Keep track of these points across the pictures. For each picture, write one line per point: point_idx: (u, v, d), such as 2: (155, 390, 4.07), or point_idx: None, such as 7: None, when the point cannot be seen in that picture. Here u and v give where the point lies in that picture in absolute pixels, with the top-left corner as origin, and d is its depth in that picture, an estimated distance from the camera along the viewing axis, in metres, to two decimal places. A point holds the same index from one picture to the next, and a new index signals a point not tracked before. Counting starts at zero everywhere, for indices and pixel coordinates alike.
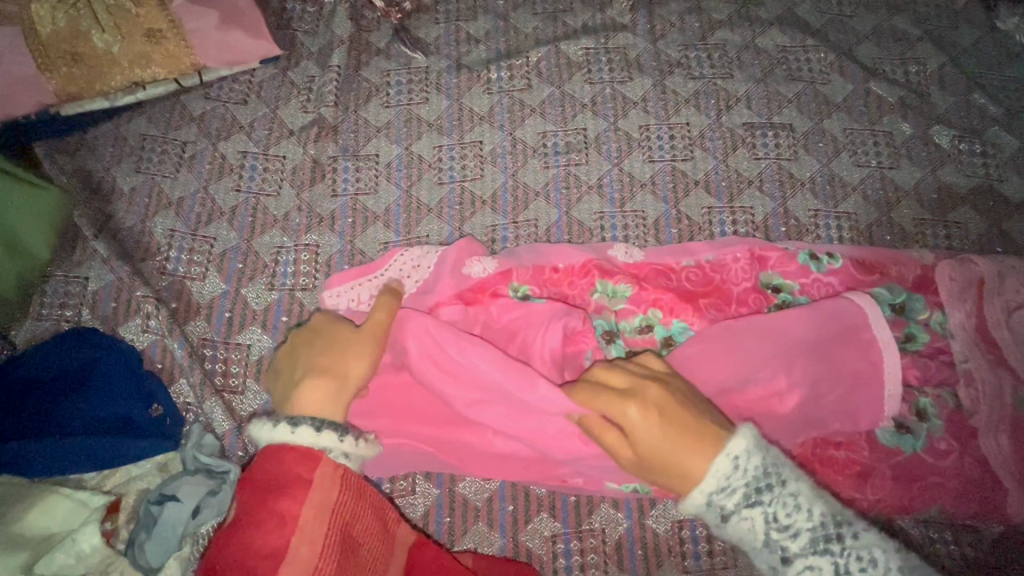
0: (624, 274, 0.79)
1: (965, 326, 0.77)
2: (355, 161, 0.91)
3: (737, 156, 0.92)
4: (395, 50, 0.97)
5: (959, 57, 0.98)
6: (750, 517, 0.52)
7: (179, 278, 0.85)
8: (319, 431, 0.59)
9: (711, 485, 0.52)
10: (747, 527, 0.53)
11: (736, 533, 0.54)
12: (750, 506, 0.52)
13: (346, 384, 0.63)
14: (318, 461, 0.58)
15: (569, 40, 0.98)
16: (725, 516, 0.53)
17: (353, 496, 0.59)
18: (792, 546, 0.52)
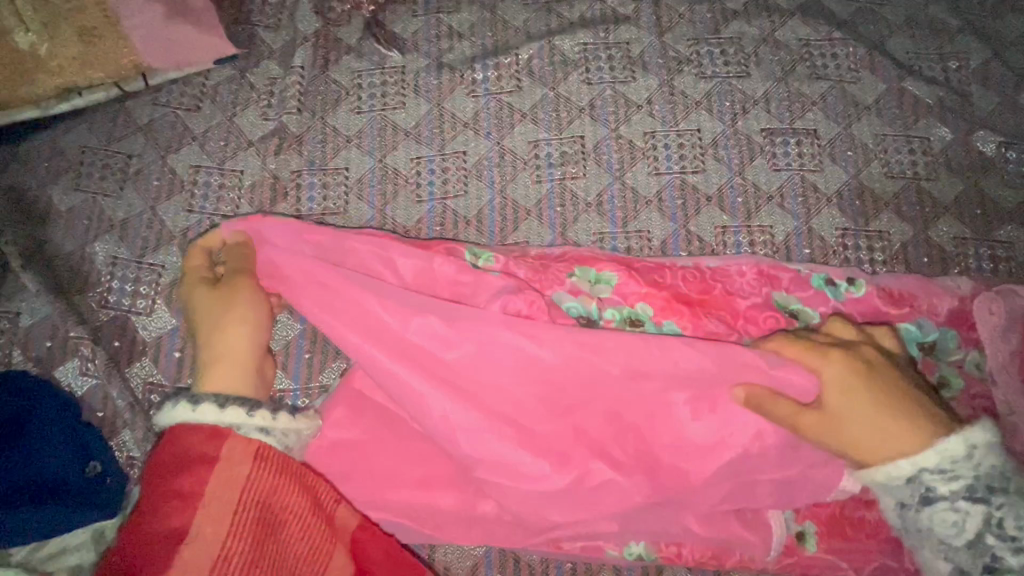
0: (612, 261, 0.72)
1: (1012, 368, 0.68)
2: (322, 175, 0.80)
3: (754, 166, 0.81)
4: (367, 47, 0.86)
5: (1005, 52, 0.86)
6: (964, 511, 0.51)
7: (122, 313, 0.75)
8: (223, 408, 0.54)
9: (931, 461, 0.51)
10: (947, 522, 0.52)
11: (929, 522, 0.53)
12: (960, 496, 0.51)
13: (231, 348, 0.60)
14: (223, 438, 0.53)
15: (565, 34, 0.87)
16: (926, 500, 0.52)
17: (271, 472, 0.54)
18: (1011, 560, 0.50)
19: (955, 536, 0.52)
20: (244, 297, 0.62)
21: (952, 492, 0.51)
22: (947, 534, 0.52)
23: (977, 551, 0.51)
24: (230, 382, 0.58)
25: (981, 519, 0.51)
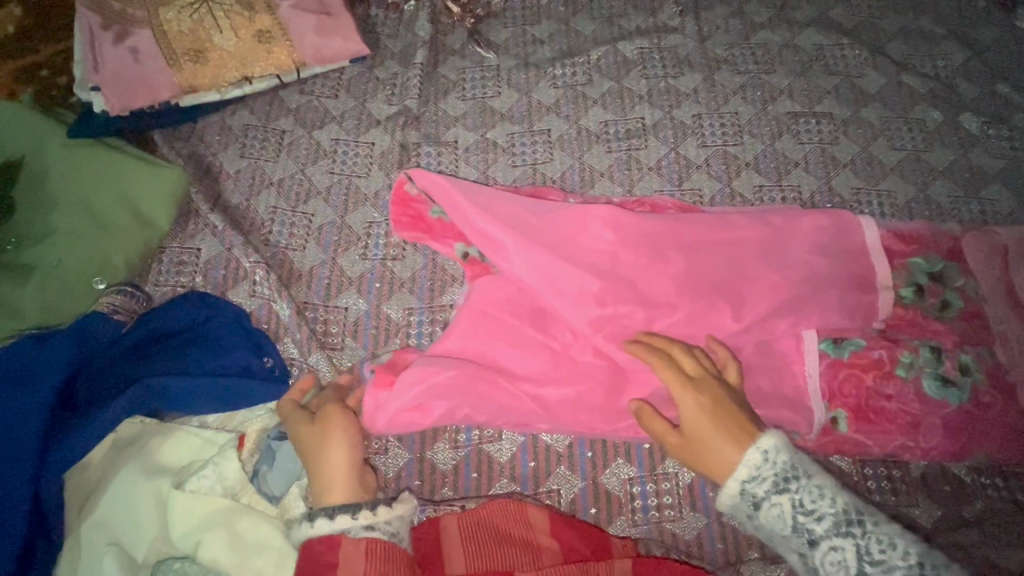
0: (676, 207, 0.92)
1: (996, 290, 0.87)
2: (436, 146, 1.01)
3: (782, 140, 1.01)
4: (469, 51, 1.08)
5: (982, 53, 1.07)
6: (779, 503, 0.66)
7: (281, 249, 0.94)
8: (332, 517, 0.65)
9: (743, 473, 0.67)
10: (775, 516, 0.66)
11: (767, 520, 0.67)
12: (774, 494, 0.66)
13: (327, 472, 0.69)
14: (340, 543, 0.64)
15: (625, 41, 1.09)
16: (812, 544, 0.65)
17: (379, 560, 0.64)
18: (819, 529, 0.64)
19: (786, 527, 0.66)
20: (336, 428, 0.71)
21: (772, 493, 0.66)
22: (780, 528, 0.66)
23: (802, 534, 0.65)
24: (334, 495, 0.68)
25: (811, 530, 0.65)
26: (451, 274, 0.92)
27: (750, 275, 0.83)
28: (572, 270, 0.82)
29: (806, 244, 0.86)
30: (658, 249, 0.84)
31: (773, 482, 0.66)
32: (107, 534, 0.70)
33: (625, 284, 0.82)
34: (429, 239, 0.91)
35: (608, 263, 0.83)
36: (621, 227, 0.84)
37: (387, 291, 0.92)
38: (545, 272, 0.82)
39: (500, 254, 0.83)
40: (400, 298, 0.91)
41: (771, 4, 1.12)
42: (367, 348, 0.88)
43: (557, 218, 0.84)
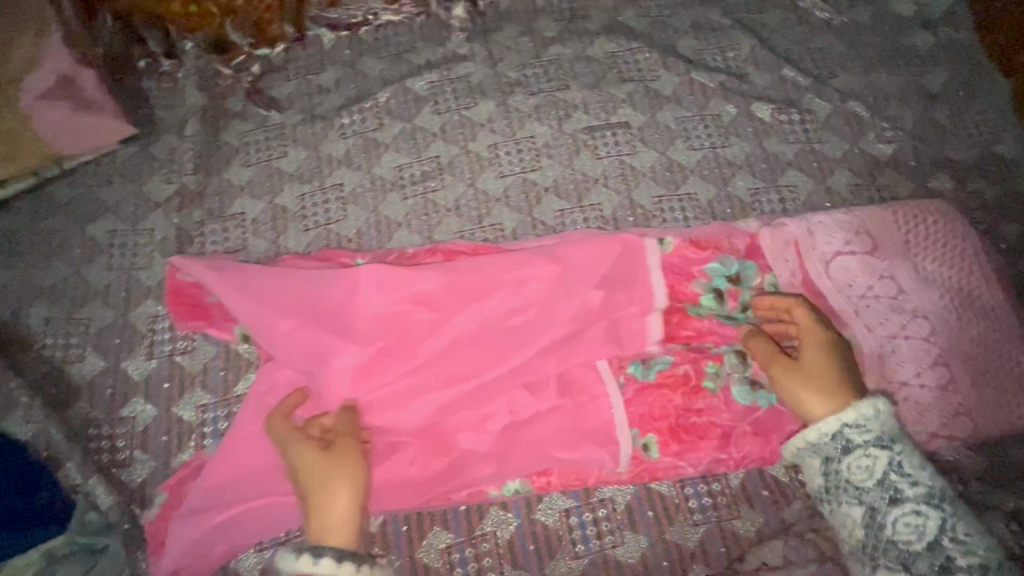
0: (467, 252, 0.88)
1: (791, 284, 0.87)
2: (222, 222, 0.95)
3: (581, 158, 0.99)
4: (250, 112, 1.02)
5: (769, 38, 1.07)
6: (874, 456, 0.65)
7: (58, 363, 0.87)
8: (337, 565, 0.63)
9: (849, 417, 0.66)
10: (860, 467, 0.65)
11: (849, 468, 0.66)
12: (878, 449, 0.65)
13: (337, 508, 0.67)
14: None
15: (414, 76, 1.04)
16: (893, 502, 0.63)
17: None
18: (908, 490, 0.62)
19: (869, 480, 0.64)
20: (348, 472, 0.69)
21: (871, 446, 0.65)
22: (861, 480, 0.65)
23: (886, 489, 0.63)
24: (321, 537, 0.66)
25: (897, 490, 0.63)
26: (244, 359, 0.87)
27: (538, 318, 0.80)
28: (345, 350, 0.74)
29: (592, 273, 0.83)
30: (440, 306, 0.78)
31: (877, 438, 0.65)
32: None
33: (407, 351, 0.76)
34: (209, 327, 0.85)
35: (391, 329, 0.76)
36: (399, 284, 0.76)
37: (177, 390, 0.86)
38: (320, 351, 0.74)
39: (272, 340, 0.77)
40: (192, 395, 0.85)
41: (561, 15, 1.09)
42: (159, 457, 0.82)
43: (329, 286, 0.76)
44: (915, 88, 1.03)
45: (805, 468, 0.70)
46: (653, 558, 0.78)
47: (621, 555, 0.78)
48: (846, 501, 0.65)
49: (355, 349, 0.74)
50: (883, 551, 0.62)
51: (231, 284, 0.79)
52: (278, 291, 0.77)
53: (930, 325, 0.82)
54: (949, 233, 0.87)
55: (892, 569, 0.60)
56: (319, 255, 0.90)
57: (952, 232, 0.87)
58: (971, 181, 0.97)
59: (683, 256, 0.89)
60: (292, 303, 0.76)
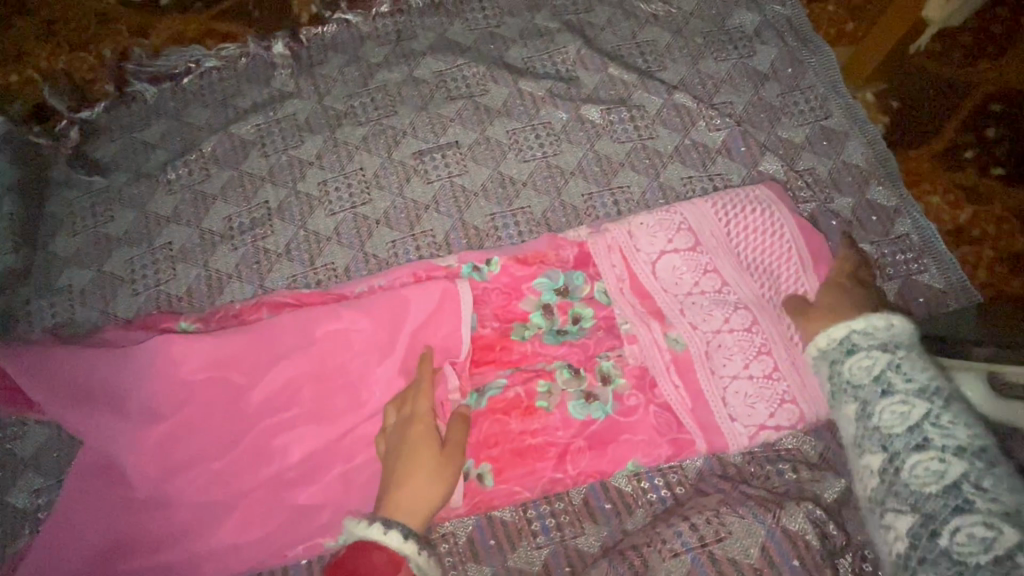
0: (290, 301, 0.88)
1: (620, 289, 0.86)
2: (50, 297, 0.93)
3: (411, 185, 0.97)
4: (74, 179, 1.00)
5: (596, 37, 1.06)
6: (874, 355, 0.63)
7: None
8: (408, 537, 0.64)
9: (857, 325, 0.66)
10: (861, 367, 0.63)
11: (850, 370, 0.64)
12: (874, 350, 0.63)
13: (417, 488, 0.70)
14: (400, 566, 0.63)
15: (240, 121, 1.02)
16: (919, 447, 0.57)
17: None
18: (960, 436, 0.55)
19: (865, 378, 0.63)
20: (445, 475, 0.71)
21: (912, 393, 0.59)
22: (891, 425, 0.59)
23: (879, 383, 0.61)
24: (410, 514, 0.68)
25: (893, 386, 0.61)
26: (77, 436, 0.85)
27: (347, 364, 0.82)
28: (152, 421, 0.77)
29: (402, 311, 0.83)
30: (247, 368, 0.81)
31: (882, 342, 0.64)
32: None
33: (220, 415, 0.79)
34: (29, 411, 0.83)
35: (204, 397, 0.80)
36: (206, 355, 0.80)
37: (9, 478, 0.84)
38: (133, 429, 0.77)
39: (83, 422, 0.77)
40: (25, 481, 0.84)
41: (386, 39, 1.07)
42: None
43: (134, 365, 0.79)
44: (743, 70, 1.02)
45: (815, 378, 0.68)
46: None
47: None
48: (843, 400, 0.64)
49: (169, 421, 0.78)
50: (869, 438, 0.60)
51: (41, 372, 0.79)
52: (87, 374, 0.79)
53: (751, 316, 0.81)
54: (766, 220, 0.87)
55: (901, 510, 0.55)
56: (146, 321, 0.89)
57: (769, 218, 0.87)
58: (802, 158, 0.96)
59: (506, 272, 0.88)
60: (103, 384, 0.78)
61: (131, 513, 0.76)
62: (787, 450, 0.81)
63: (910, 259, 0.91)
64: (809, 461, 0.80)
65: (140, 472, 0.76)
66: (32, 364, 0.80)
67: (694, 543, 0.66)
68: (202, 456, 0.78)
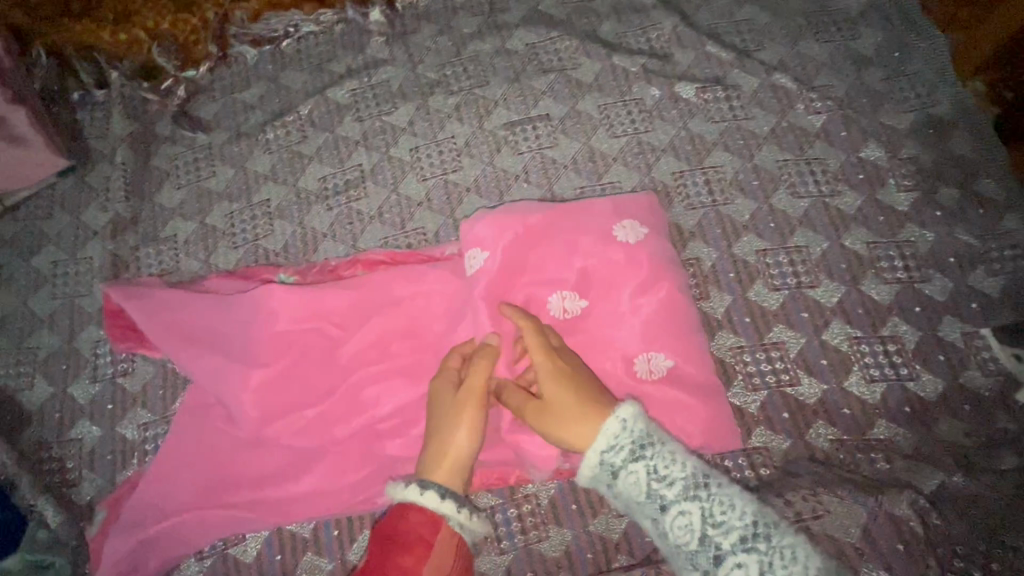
0: (383, 260, 0.90)
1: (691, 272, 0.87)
2: (155, 245, 0.98)
3: (501, 155, 0.98)
4: (179, 135, 1.04)
5: (692, 15, 1.04)
6: (635, 471, 0.60)
7: (9, 391, 0.91)
8: (443, 498, 0.64)
9: (602, 444, 0.61)
10: (680, 527, 0.58)
11: (624, 488, 0.61)
12: (686, 505, 0.58)
13: (444, 445, 0.68)
14: (438, 526, 0.63)
15: (335, 86, 1.05)
16: (717, 560, 0.56)
17: (446, 538, 0.63)
18: (724, 543, 0.56)
19: (639, 495, 0.60)
20: (470, 419, 0.68)
21: (684, 499, 0.58)
22: (682, 540, 0.58)
23: (654, 499, 0.59)
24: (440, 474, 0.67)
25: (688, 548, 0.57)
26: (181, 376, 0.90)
27: (440, 324, 0.84)
28: (254, 366, 0.81)
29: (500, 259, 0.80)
30: (344, 322, 0.84)
31: (684, 487, 0.59)
32: None
33: (315, 362, 0.82)
34: (144, 349, 0.90)
35: (300, 344, 0.82)
36: (304, 303, 0.84)
37: (119, 411, 0.89)
38: (234, 368, 0.80)
39: (191, 360, 0.82)
40: (134, 415, 0.89)
41: (479, 10, 1.08)
42: (105, 475, 0.86)
43: (241, 310, 0.83)
44: (847, 53, 0.99)
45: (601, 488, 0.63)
46: (576, 551, 0.78)
47: (546, 549, 0.79)
48: (643, 510, 0.61)
49: (268, 363, 0.81)
50: (677, 558, 0.58)
51: (157, 312, 0.85)
52: (199, 316, 0.84)
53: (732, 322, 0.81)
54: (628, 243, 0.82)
55: None
56: (246, 272, 0.93)
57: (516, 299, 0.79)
58: (905, 146, 0.93)
59: (598, 227, 0.82)
60: (212, 327, 0.84)
61: (234, 448, 0.80)
62: (879, 440, 0.80)
63: (1018, 255, 0.87)
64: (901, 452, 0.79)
65: (242, 411, 0.80)
66: (143, 304, 0.86)
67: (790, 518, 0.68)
68: (297, 404, 0.80)
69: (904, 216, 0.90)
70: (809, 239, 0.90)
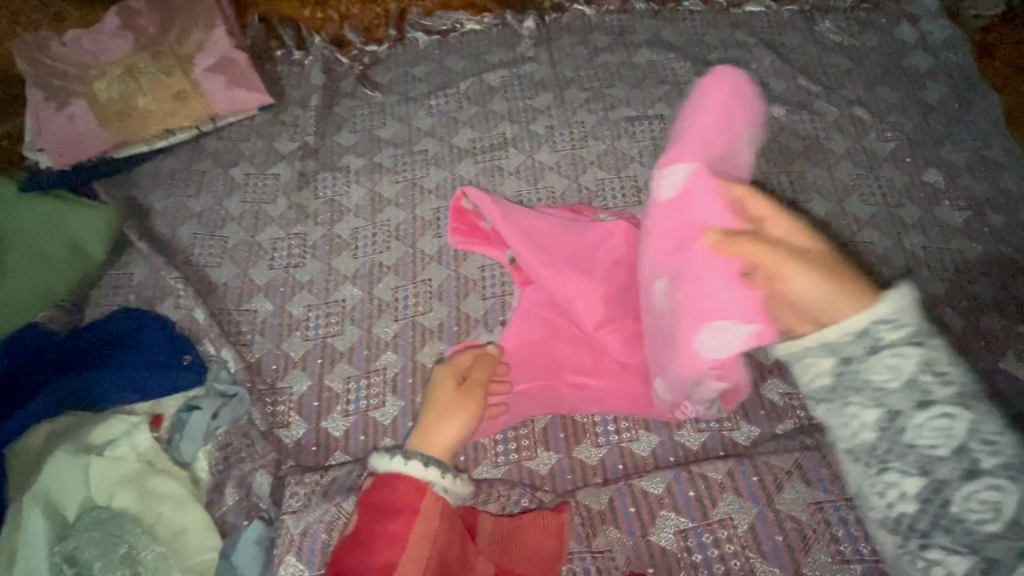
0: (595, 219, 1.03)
1: None
2: (331, 172, 1.20)
3: (621, 141, 1.20)
4: (359, 92, 1.28)
5: (787, 55, 1.27)
6: (903, 356, 0.61)
7: (202, 267, 1.12)
8: (426, 466, 0.72)
9: None
10: (937, 428, 0.59)
11: (883, 368, 0.62)
12: (955, 408, 0.59)
13: (439, 430, 0.77)
14: (425, 493, 0.71)
15: (489, 72, 1.29)
16: (969, 476, 0.57)
17: (432, 501, 0.71)
18: (988, 462, 0.57)
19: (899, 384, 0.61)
20: (461, 410, 0.79)
21: (954, 403, 0.59)
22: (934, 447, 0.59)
23: (917, 390, 0.60)
24: (432, 450, 0.76)
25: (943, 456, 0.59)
26: (343, 274, 1.10)
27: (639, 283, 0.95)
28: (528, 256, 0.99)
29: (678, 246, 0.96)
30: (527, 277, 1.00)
31: (958, 393, 0.60)
32: (36, 498, 0.81)
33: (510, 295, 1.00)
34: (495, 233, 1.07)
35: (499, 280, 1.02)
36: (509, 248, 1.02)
37: (289, 293, 1.08)
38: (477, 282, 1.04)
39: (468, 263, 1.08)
40: (300, 298, 1.08)
41: (612, 30, 1.33)
42: (272, 340, 1.04)
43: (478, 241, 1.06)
44: (914, 100, 1.20)
45: (805, 366, 0.67)
46: (663, 452, 0.92)
47: (636, 448, 0.93)
48: (863, 406, 0.63)
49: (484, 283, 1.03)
50: (908, 455, 0.61)
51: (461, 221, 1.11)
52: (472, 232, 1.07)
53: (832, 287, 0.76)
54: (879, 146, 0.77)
55: (907, 473, 0.61)
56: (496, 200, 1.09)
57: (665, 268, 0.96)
58: (960, 176, 1.13)
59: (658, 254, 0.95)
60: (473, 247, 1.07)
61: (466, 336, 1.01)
62: None
63: None
64: None
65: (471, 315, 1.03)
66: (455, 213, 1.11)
67: None
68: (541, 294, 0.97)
69: (956, 230, 1.08)
70: (875, 237, 1.08)
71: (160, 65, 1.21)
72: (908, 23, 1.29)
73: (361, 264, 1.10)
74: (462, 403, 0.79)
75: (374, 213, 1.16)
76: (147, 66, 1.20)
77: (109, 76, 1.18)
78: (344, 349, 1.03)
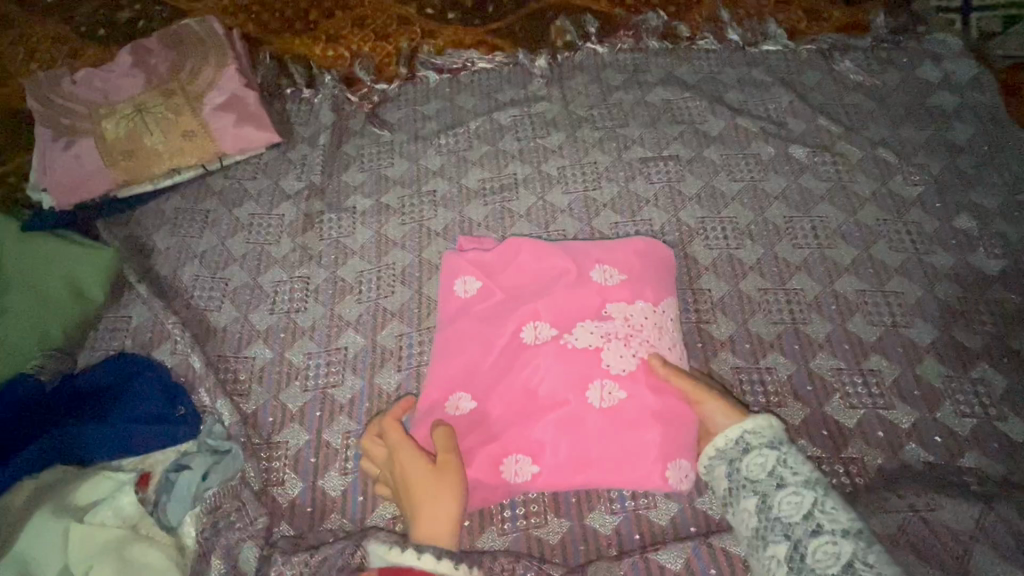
0: (580, 266, 0.91)
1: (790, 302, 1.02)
2: (337, 213, 1.17)
3: (635, 182, 1.16)
4: (367, 130, 1.27)
5: (806, 95, 1.24)
6: (766, 455, 0.75)
7: (201, 310, 1.08)
8: (439, 560, 0.68)
9: None
10: (790, 503, 0.71)
11: (751, 466, 0.76)
12: (800, 488, 0.72)
13: (433, 512, 0.71)
14: None
15: (500, 111, 1.27)
16: (813, 532, 0.68)
17: None
18: (826, 525, 0.68)
19: (760, 473, 0.75)
20: (447, 486, 0.72)
21: (799, 484, 0.72)
22: (789, 514, 0.70)
23: (773, 478, 0.74)
24: (431, 534, 0.70)
25: (818, 522, 0.69)
26: (346, 319, 1.06)
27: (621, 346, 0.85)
28: (521, 286, 0.92)
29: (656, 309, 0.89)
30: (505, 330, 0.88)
31: (806, 479, 0.72)
32: (15, 565, 0.78)
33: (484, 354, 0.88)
34: (470, 282, 0.93)
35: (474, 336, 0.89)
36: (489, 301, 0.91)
37: (290, 339, 1.04)
38: (447, 341, 0.91)
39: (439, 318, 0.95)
40: (301, 345, 1.04)
41: (625, 69, 1.30)
42: (270, 389, 1.00)
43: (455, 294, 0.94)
44: (941, 141, 1.16)
45: (714, 479, 0.79)
46: (682, 522, 0.86)
47: (654, 516, 0.86)
48: (745, 494, 0.75)
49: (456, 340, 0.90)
50: (772, 525, 0.71)
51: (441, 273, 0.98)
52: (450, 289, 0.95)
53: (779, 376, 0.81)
54: None
55: (777, 539, 0.70)
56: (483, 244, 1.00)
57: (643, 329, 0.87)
58: (994, 222, 1.07)
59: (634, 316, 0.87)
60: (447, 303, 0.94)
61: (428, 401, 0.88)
62: (971, 468, 0.87)
63: None
64: (995, 481, 0.85)
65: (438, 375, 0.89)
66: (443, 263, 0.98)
67: (910, 509, 0.81)
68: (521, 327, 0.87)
69: (992, 279, 1.02)
70: (904, 287, 1.02)
71: (169, 104, 1.20)
72: (932, 62, 1.25)
73: (364, 310, 1.06)
74: (441, 479, 0.73)
75: (380, 256, 1.12)
76: (155, 106, 1.20)
77: (118, 115, 1.18)
78: (345, 401, 0.98)
